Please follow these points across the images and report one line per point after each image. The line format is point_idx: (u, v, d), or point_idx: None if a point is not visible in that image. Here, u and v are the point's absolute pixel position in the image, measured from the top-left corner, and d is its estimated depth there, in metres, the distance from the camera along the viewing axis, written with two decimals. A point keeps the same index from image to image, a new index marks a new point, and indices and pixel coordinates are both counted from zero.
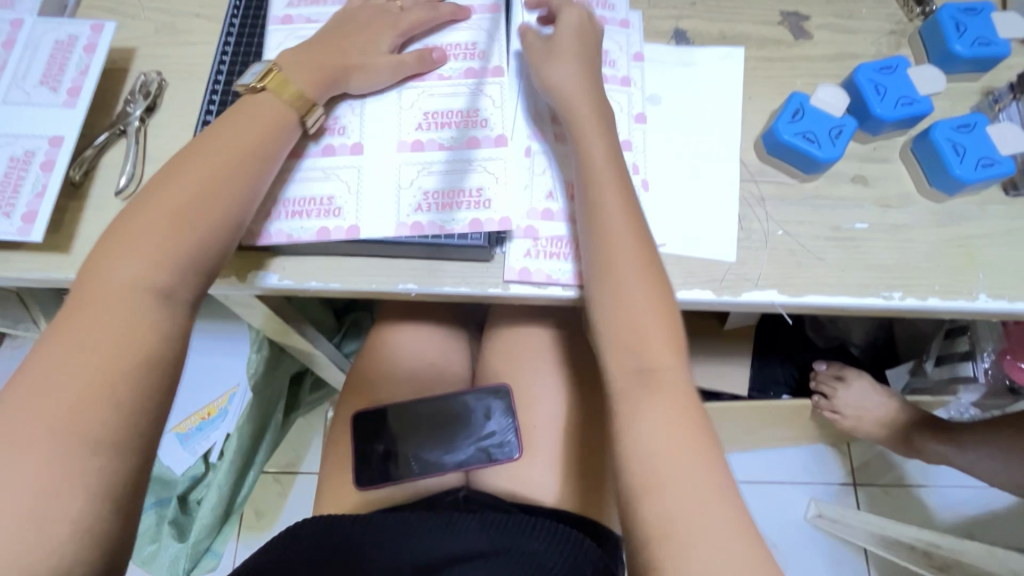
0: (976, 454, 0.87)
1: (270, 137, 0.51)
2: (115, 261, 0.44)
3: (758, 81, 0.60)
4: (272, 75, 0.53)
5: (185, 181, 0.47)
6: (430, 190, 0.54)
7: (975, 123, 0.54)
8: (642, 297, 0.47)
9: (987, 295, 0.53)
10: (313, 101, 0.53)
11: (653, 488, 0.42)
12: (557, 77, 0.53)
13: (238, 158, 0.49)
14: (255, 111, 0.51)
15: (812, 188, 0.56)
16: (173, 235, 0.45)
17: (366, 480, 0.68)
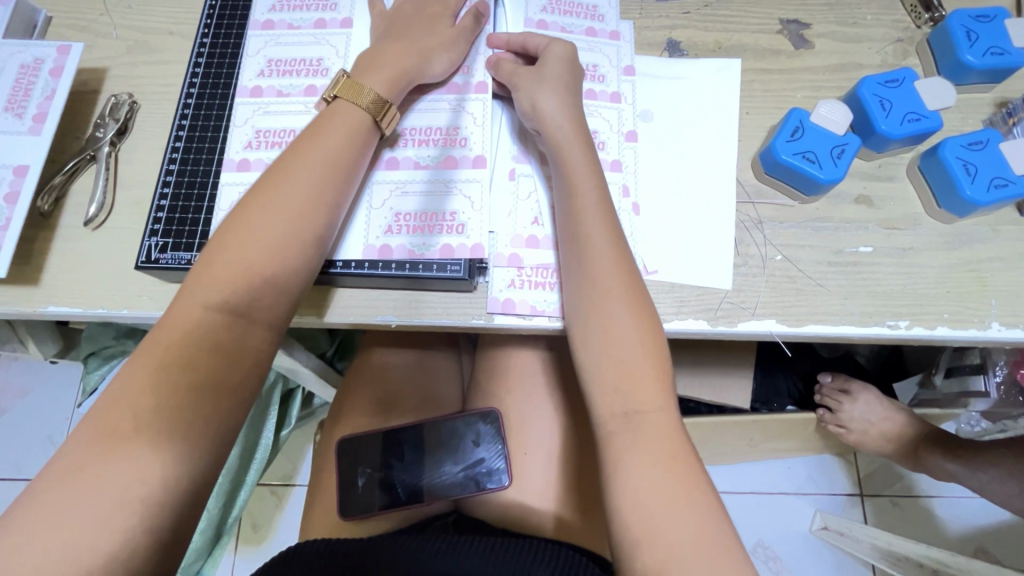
0: (986, 473, 0.83)
1: (363, 142, 0.48)
2: (203, 293, 0.41)
3: (756, 95, 0.57)
4: (343, 84, 0.49)
5: (262, 200, 0.44)
6: (401, 213, 0.51)
7: (987, 139, 0.51)
8: (631, 336, 0.45)
9: (999, 323, 0.50)
10: (388, 103, 0.50)
11: (642, 541, 0.39)
12: (544, 107, 0.50)
13: (335, 168, 0.46)
14: (329, 123, 0.48)
15: (813, 210, 0.53)
16: (263, 258, 0.42)
17: (352, 510, 0.65)
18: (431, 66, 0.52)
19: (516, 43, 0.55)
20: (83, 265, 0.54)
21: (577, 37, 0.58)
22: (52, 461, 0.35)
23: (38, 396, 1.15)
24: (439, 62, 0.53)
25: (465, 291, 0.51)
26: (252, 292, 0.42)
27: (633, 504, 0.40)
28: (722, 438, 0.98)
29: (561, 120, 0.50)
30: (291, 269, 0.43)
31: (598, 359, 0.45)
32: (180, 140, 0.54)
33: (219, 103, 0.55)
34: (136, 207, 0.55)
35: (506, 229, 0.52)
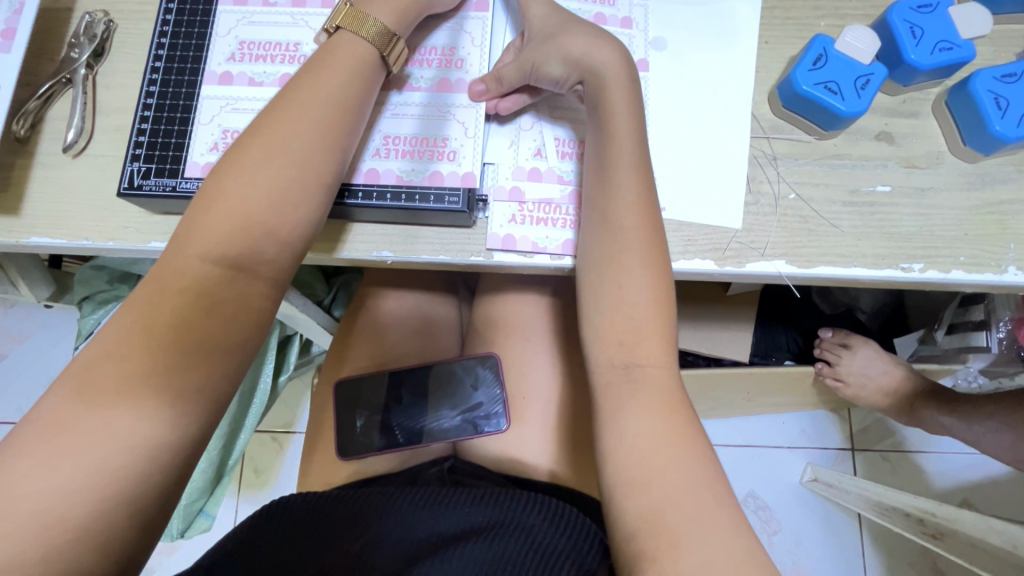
0: (983, 426, 0.82)
1: (368, 82, 0.44)
2: (201, 242, 0.38)
3: (777, 22, 0.53)
4: (346, 13, 0.45)
5: (260, 142, 0.40)
6: (394, 135, 0.48)
7: (1021, 71, 0.48)
8: (639, 289, 0.43)
9: (1016, 267, 0.48)
10: (395, 34, 0.45)
11: (638, 482, 0.39)
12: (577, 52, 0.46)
13: (338, 109, 0.42)
14: (332, 54, 0.44)
15: (830, 147, 0.51)
16: (263, 205, 0.39)
17: (350, 450, 0.66)
18: None
19: None
20: (65, 194, 0.51)
21: None
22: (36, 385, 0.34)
23: (37, 342, 1.15)
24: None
25: (463, 226, 0.49)
26: (251, 242, 0.39)
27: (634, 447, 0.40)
28: (719, 390, 0.98)
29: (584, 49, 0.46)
30: (294, 218, 0.40)
31: (607, 311, 0.44)
32: (162, 52, 0.50)
33: (201, 18, 0.51)
34: (117, 134, 0.52)
35: (506, 160, 0.50)
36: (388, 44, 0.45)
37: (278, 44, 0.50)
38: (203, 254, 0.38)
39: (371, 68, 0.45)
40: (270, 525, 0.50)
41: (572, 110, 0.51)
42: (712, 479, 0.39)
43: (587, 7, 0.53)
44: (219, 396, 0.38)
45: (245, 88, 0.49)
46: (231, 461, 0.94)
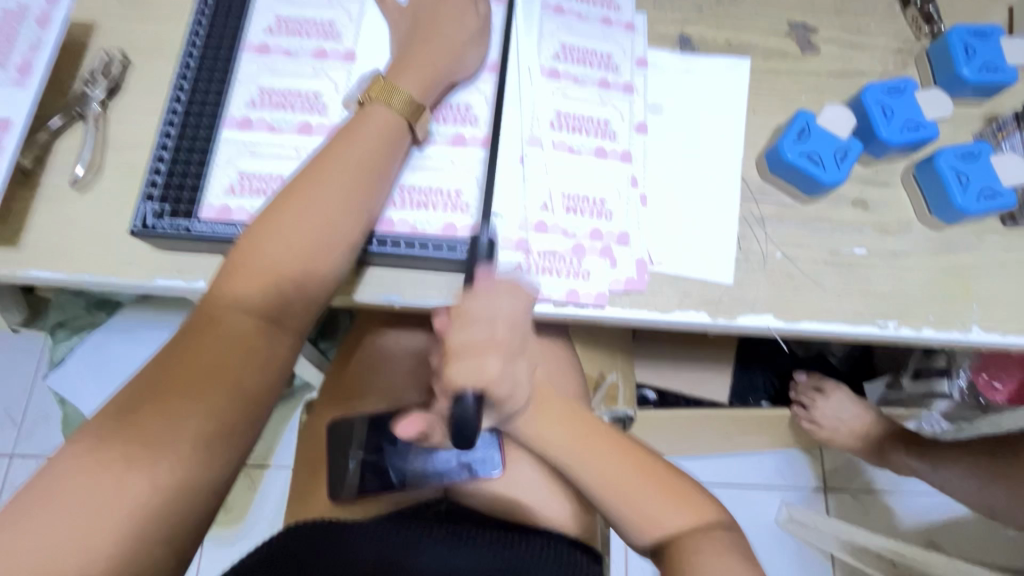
0: (948, 470, 0.87)
1: (396, 146, 0.48)
2: (237, 295, 0.41)
3: (763, 94, 0.58)
4: (380, 85, 0.48)
5: (295, 200, 0.43)
6: (410, 187, 0.51)
7: (980, 152, 0.53)
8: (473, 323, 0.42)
9: (979, 327, 0.52)
10: (422, 105, 0.49)
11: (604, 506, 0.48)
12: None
13: (364, 171, 0.45)
14: (362, 124, 0.47)
15: (813, 210, 0.55)
16: (293, 261, 0.42)
17: (340, 492, 0.65)
18: (464, 62, 0.52)
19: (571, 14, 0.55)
20: (68, 227, 0.51)
21: (593, 25, 0.57)
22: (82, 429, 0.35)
23: None
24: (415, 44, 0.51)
25: None
26: (284, 297, 0.42)
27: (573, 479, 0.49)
28: (701, 430, 1.00)
29: None
30: (322, 272, 0.43)
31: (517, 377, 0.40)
32: (182, 95, 0.51)
33: (223, 65, 0.52)
34: (126, 170, 0.53)
35: (514, 215, 0.52)
36: (412, 112, 0.48)
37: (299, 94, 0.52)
38: (234, 308, 0.41)
39: (396, 130, 0.48)
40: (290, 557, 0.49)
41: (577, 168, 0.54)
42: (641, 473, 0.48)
43: (592, 72, 0.56)
44: (229, 440, 0.38)
45: (264, 134, 0.50)
46: None
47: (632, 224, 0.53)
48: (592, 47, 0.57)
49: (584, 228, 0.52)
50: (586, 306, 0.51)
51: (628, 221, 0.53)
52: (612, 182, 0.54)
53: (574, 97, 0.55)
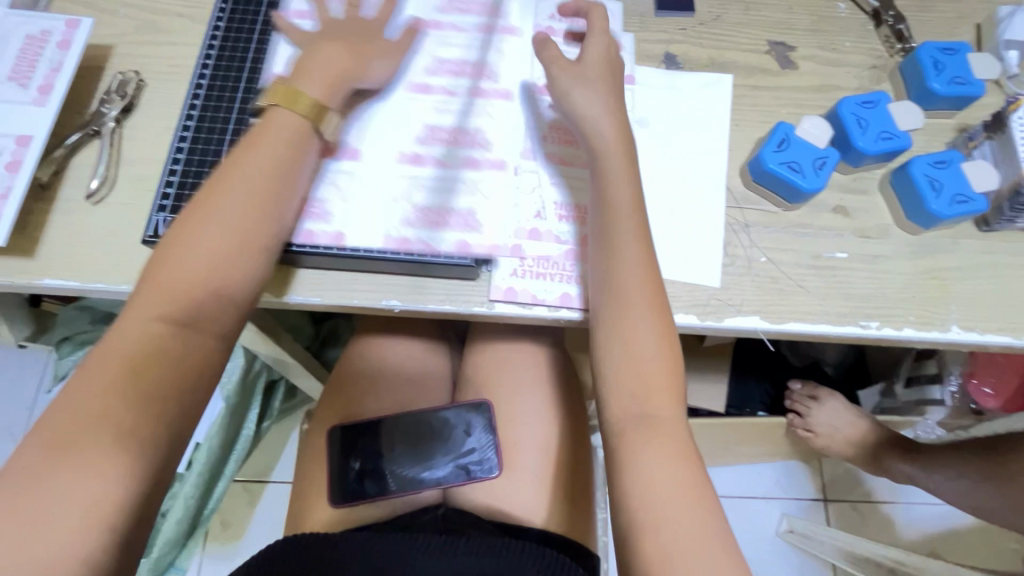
0: (942, 475, 0.87)
1: (298, 155, 0.49)
2: (147, 310, 0.43)
3: (745, 109, 0.61)
4: (280, 92, 0.50)
5: (196, 213, 0.45)
6: (409, 199, 0.54)
7: (950, 159, 0.56)
8: (652, 329, 0.48)
9: (958, 327, 0.54)
10: (326, 109, 0.51)
11: (648, 528, 0.42)
12: (580, 104, 0.53)
13: (268, 180, 0.48)
14: (270, 132, 0.49)
15: (795, 217, 0.57)
16: (193, 272, 0.44)
17: (341, 498, 0.66)
18: None
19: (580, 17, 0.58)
20: (82, 238, 0.53)
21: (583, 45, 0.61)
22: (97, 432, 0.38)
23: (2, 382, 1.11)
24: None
25: (467, 281, 0.53)
26: (189, 305, 0.44)
27: (662, 407, 0.46)
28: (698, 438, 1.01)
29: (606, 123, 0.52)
30: (227, 280, 0.45)
31: (619, 362, 0.47)
32: (194, 112, 0.54)
33: (233, 84, 0.56)
34: (138, 184, 0.55)
35: (504, 220, 0.54)
36: (310, 109, 0.50)
37: None
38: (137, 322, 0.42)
39: (300, 141, 0.50)
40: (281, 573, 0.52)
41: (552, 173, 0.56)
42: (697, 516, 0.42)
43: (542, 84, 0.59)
44: None
45: None
46: (206, 511, 0.90)
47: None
48: (517, 63, 0.60)
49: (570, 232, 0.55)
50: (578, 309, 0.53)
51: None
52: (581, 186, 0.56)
53: (518, 112, 0.58)
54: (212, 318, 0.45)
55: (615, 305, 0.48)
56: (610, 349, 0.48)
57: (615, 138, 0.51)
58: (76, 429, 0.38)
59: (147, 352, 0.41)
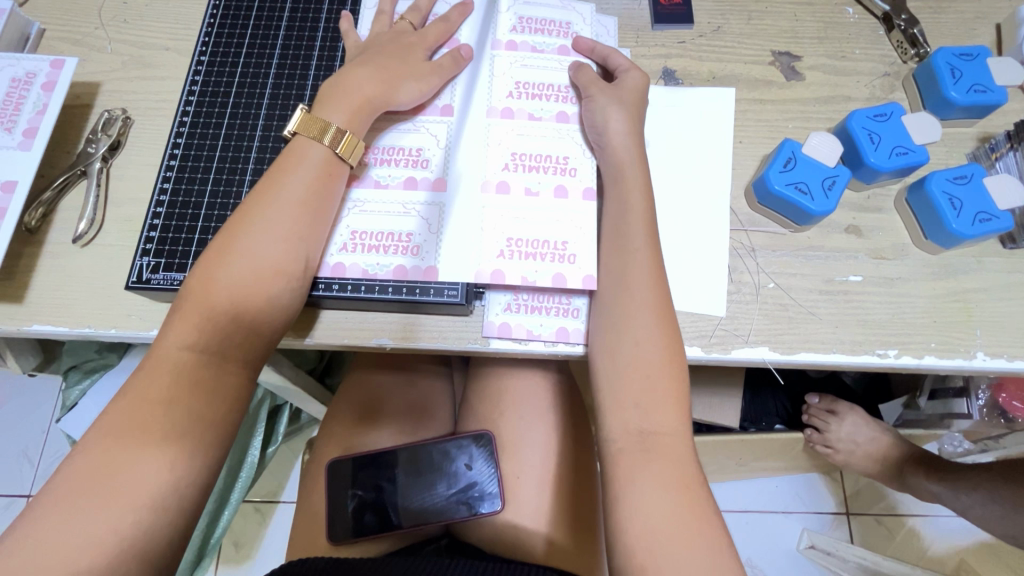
0: (971, 496, 0.83)
1: (331, 180, 0.48)
2: (180, 342, 0.42)
3: (749, 124, 0.59)
4: (304, 120, 0.49)
5: (232, 240, 0.45)
6: (378, 233, 0.51)
7: (972, 174, 0.52)
8: (655, 339, 0.46)
9: (984, 353, 0.51)
10: (344, 131, 0.49)
11: (648, 568, 0.39)
12: (612, 125, 0.51)
13: (305, 206, 0.47)
14: (305, 153, 0.48)
15: (804, 239, 0.54)
16: (231, 299, 0.43)
17: (340, 534, 0.64)
18: (397, 94, 0.52)
19: (602, 55, 0.56)
20: (70, 282, 0.52)
21: None
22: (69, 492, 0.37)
23: (17, 407, 1.12)
24: (409, 93, 0.52)
25: (461, 316, 0.51)
26: (219, 332, 0.43)
27: (664, 424, 0.44)
28: (712, 457, 0.98)
29: (627, 141, 0.51)
30: (259, 305, 0.44)
31: (621, 371, 0.46)
32: (178, 151, 0.54)
33: (216, 120, 0.55)
34: (126, 224, 0.55)
35: (467, 257, 0.50)
36: (339, 141, 0.48)
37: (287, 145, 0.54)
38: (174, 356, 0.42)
39: (333, 165, 0.49)
40: None
41: (534, 209, 0.52)
42: (692, 540, 0.39)
43: (548, 106, 0.55)
44: None
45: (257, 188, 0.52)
46: (213, 539, 0.90)
47: (596, 265, 0.50)
48: (547, 81, 0.56)
49: (546, 273, 0.50)
50: (576, 344, 0.50)
51: (594, 263, 0.50)
52: (572, 221, 0.52)
53: (530, 135, 0.54)
54: (241, 344, 0.44)
55: (613, 313, 0.47)
56: (611, 359, 0.46)
57: (637, 158, 0.51)
58: (55, 491, 0.37)
59: (127, 406, 0.40)
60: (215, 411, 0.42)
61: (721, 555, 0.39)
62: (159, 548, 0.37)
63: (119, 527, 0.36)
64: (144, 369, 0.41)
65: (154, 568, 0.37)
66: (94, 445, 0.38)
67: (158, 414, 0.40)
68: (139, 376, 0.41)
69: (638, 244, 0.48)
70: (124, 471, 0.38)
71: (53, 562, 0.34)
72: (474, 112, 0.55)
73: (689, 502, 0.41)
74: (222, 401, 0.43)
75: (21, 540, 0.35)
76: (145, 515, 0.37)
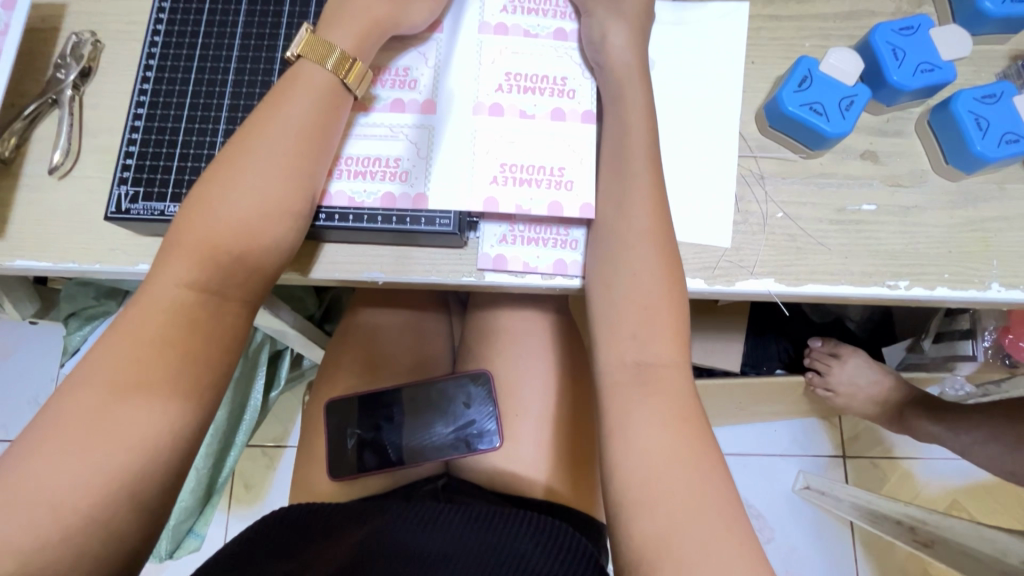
0: (969, 436, 0.83)
1: (334, 112, 0.45)
2: (172, 277, 0.40)
3: (762, 43, 0.54)
4: (310, 41, 0.45)
5: (231, 172, 0.42)
6: (364, 158, 0.48)
7: (1001, 93, 0.49)
8: (654, 268, 0.44)
9: (999, 284, 0.49)
10: (354, 58, 0.46)
11: (644, 504, 0.38)
12: (612, 39, 0.48)
13: (309, 138, 0.44)
14: (309, 81, 0.45)
15: (817, 166, 0.51)
16: (233, 236, 0.41)
17: (342, 472, 0.65)
18: (406, 15, 0.48)
19: None
20: (51, 216, 0.51)
21: None
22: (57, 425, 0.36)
23: (21, 356, 1.13)
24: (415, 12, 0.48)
25: (456, 248, 0.50)
26: (220, 269, 0.41)
27: (663, 356, 0.43)
28: (713, 400, 0.98)
29: (628, 57, 0.47)
30: (262, 243, 0.42)
31: (619, 304, 0.44)
32: (151, 74, 0.50)
33: (189, 40, 0.51)
34: (104, 155, 0.52)
35: (460, 183, 0.48)
36: (345, 69, 0.45)
37: (265, 67, 0.50)
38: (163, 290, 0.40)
39: (338, 95, 0.46)
40: (268, 552, 0.49)
41: (531, 132, 0.49)
42: (689, 474, 0.39)
43: (545, 22, 0.51)
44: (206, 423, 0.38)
45: (237, 114, 0.50)
46: (221, 478, 0.92)
47: (594, 191, 0.48)
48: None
49: (542, 201, 0.48)
50: (574, 277, 0.49)
51: (592, 190, 0.48)
52: (569, 146, 0.49)
53: (524, 54, 0.50)
54: None
55: (609, 244, 0.45)
56: (608, 291, 0.45)
57: (637, 71, 0.47)
58: (43, 420, 0.37)
59: (114, 336, 0.39)
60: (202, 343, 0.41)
61: (719, 489, 0.39)
62: (156, 480, 0.37)
63: (113, 460, 0.36)
64: (135, 301, 0.40)
65: (153, 498, 0.37)
66: (83, 380, 0.37)
67: (147, 348, 0.38)
68: (131, 306, 0.40)
69: (640, 169, 0.45)
70: (115, 406, 0.37)
71: (46, 488, 0.34)
72: (465, 27, 0.51)
73: (687, 436, 0.40)
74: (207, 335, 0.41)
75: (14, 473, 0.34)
76: (139, 450, 0.36)
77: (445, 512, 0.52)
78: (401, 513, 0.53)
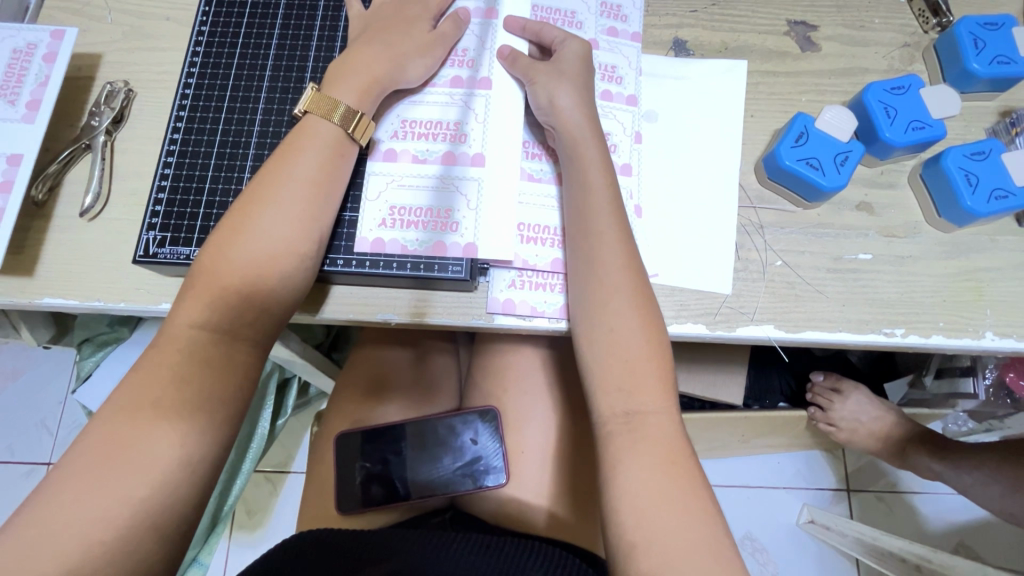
0: (971, 476, 0.83)
1: (343, 160, 0.48)
2: (193, 315, 0.42)
3: (761, 97, 0.57)
4: (315, 98, 0.48)
5: (250, 210, 0.44)
6: (398, 207, 0.51)
7: (990, 150, 0.51)
8: (634, 331, 0.45)
9: (994, 333, 0.50)
10: (360, 114, 0.49)
11: (640, 548, 0.39)
12: (561, 102, 0.50)
13: (322, 185, 0.47)
14: (314, 135, 0.47)
15: (814, 216, 0.53)
16: (243, 279, 0.43)
17: (349, 505, 0.65)
18: (405, 72, 0.51)
19: (534, 31, 0.54)
20: (80, 257, 0.53)
21: (598, 36, 0.57)
22: (80, 468, 0.36)
23: (33, 379, 1.15)
24: (416, 68, 0.52)
25: (467, 290, 0.52)
26: (236, 309, 0.42)
27: (649, 402, 0.44)
28: (716, 434, 0.98)
29: (578, 118, 0.50)
30: (276, 289, 0.44)
31: (602, 358, 0.46)
32: (181, 124, 0.53)
33: (218, 93, 0.54)
34: (132, 198, 0.55)
35: (478, 233, 0.50)
36: (350, 121, 0.48)
37: (290, 119, 0.53)
38: (183, 336, 0.41)
39: (341, 144, 0.48)
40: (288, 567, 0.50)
41: (536, 194, 0.53)
42: (684, 521, 0.40)
43: None
44: None
45: (261, 162, 0.52)
46: (226, 507, 0.93)
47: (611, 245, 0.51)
48: None
49: (546, 257, 0.52)
50: None
51: None
52: None
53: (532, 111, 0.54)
54: (253, 323, 0.43)
55: (587, 285, 0.47)
56: (591, 344, 0.46)
57: (590, 131, 0.50)
58: (68, 463, 0.37)
59: (140, 378, 0.40)
60: (225, 388, 0.41)
61: (709, 539, 0.39)
62: (175, 523, 0.37)
63: (134, 501, 0.36)
64: (160, 353, 0.41)
65: (172, 542, 0.37)
66: (105, 420, 0.38)
67: (171, 390, 0.39)
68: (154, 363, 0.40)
69: (606, 211, 0.48)
70: (136, 445, 0.37)
71: (65, 532, 0.34)
72: (479, 83, 0.54)
73: (686, 488, 0.41)
74: (234, 377, 0.42)
75: (35, 512, 0.35)
76: (161, 487, 0.37)
77: (459, 541, 0.53)
78: (418, 536, 0.54)
